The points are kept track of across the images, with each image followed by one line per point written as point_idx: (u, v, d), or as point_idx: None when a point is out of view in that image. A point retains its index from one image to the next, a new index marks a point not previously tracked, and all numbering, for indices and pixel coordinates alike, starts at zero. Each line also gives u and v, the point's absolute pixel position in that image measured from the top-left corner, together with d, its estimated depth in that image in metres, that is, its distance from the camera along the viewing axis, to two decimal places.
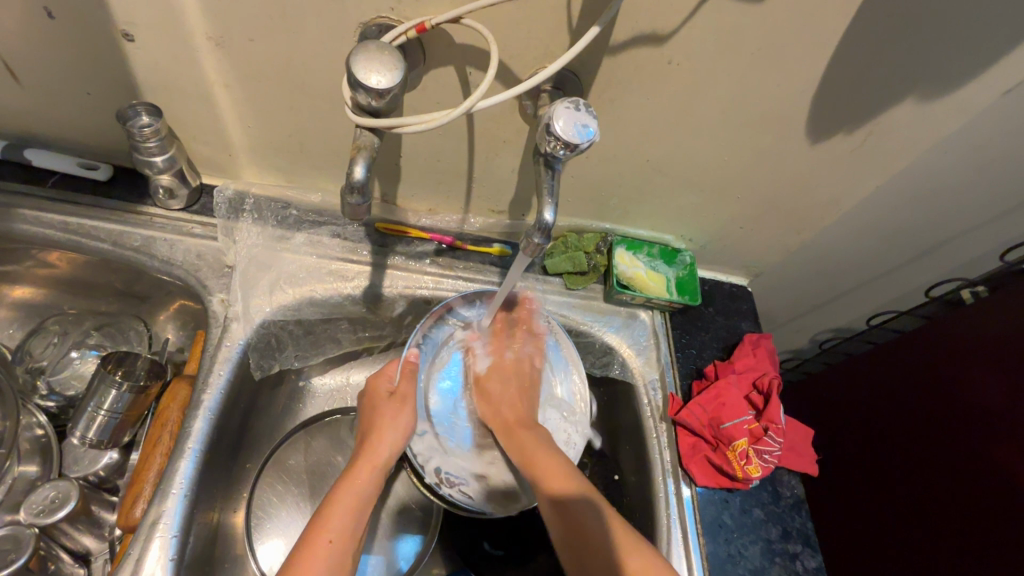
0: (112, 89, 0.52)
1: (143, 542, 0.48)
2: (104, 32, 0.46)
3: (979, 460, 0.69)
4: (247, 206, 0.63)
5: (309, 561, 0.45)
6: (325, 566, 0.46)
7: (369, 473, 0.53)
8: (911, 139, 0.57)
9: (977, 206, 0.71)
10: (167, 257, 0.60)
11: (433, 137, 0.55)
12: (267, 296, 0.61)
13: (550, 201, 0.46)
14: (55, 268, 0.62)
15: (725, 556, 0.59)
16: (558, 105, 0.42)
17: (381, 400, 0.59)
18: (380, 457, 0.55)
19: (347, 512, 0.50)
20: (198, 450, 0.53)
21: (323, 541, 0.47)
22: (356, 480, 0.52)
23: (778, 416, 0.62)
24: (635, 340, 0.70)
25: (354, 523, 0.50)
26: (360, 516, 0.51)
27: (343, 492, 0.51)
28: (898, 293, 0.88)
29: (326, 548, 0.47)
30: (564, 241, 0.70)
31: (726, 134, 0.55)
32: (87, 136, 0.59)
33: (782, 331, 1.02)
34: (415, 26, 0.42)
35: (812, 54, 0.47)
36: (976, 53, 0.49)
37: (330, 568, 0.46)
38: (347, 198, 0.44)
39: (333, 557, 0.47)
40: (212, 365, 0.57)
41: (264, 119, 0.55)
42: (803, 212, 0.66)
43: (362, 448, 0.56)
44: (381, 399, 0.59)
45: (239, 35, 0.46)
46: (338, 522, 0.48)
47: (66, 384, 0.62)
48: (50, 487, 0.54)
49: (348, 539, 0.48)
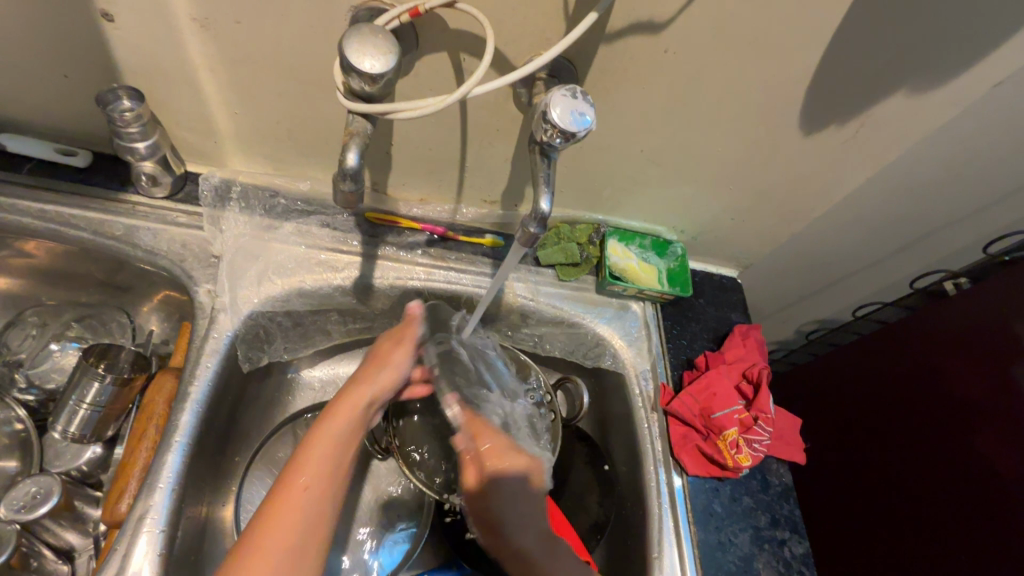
0: (92, 71, 0.50)
1: (130, 537, 0.47)
2: (83, 11, 0.45)
3: (959, 447, 0.71)
4: (233, 195, 0.62)
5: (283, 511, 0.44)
6: (301, 509, 0.45)
7: (351, 413, 0.52)
8: (900, 130, 0.57)
9: (961, 198, 0.73)
10: (151, 247, 0.59)
11: (426, 126, 0.54)
12: (254, 287, 0.60)
13: (546, 190, 0.45)
14: (33, 258, 0.60)
15: (716, 543, 0.60)
16: (555, 93, 0.41)
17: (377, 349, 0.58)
18: (363, 398, 0.53)
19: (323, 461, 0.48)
20: (185, 444, 0.52)
21: (300, 485, 0.46)
22: (337, 420, 0.51)
23: (767, 405, 0.62)
24: (626, 331, 0.70)
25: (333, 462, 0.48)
26: (342, 461, 0.49)
27: (319, 434, 0.50)
28: (883, 284, 0.90)
29: (300, 492, 0.46)
30: (557, 232, 0.69)
31: (721, 124, 0.55)
32: (65, 120, 0.57)
33: (770, 321, 1.03)
34: (409, 10, 0.41)
35: (807, 44, 0.47)
36: (966, 46, 0.49)
37: (311, 510, 0.45)
38: (338, 184, 0.43)
39: (310, 499, 0.46)
40: (200, 357, 0.55)
41: (251, 104, 0.53)
42: (794, 203, 0.67)
43: (344, 393, 0.53)
44: (377, 350, 0.58)
45: (226, 16, 0.45)
46: (322, 463, 0.47)
47: (44, 378, 0.60)
48: (30, 482, 0.52)
49: (325, 486, 0.47)
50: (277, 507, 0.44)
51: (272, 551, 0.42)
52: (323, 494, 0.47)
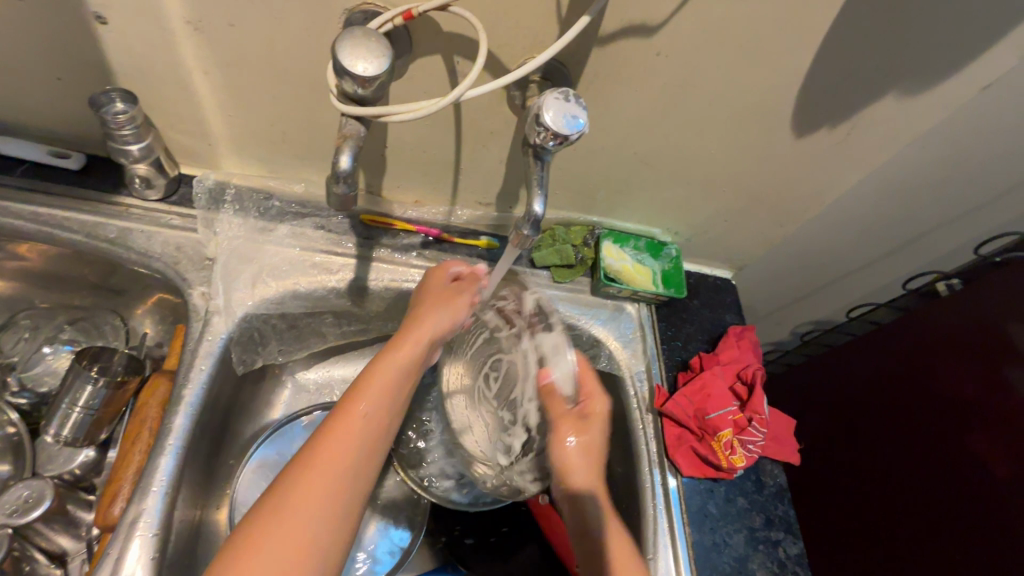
0: (85, 73, 0.50)
1: (122, 541, 0.47)
2: (76, 13, 0.45)
3: (953, 447, 0.71)
4: (227, 197, 0.62)
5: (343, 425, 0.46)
6: (358, 434, 0.46)
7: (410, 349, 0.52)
8: (891, 133, 0.58)
9: (953, 199, 0.73)
10: (145, 250, 0.58)
11: (420, 128, 0.54)
12: (249, 289, 0.60)
13: (539, 192, 0.46)
14: (25, 261, 0.60)
15: (711, 544, 0.60)
16: (548, 96, 0.41)
17: (434, 291, 0.58)
18: (423, 336, 0.54)
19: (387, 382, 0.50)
20: (179, 447, 0.52)
21: (357, 413, 0.47)
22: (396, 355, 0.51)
23: (761, 406, 0.63)
24: (621, 332, 0.71)
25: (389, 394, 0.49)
26: (397, 394, 0.50)
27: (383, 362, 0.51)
28: (877, 285, 0.90)
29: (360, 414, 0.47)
30: (552, 234, 0.69)
31: (714, 126, 0.56)
32: (57, 123, 0.57)
33: (765, 323, 1.04)
34: (402, 13, 0.41)
35: (798, 47, 0.48)
36: (955, 49, 0.50)
37: (367, 436, 0.46)
38: (332, 187, 0.43)
39: (368, 425, 0.47)
40: (193, 360, 0.55)
41: (245, 106, 0.53)
42: (787, 204, 0.67)
43: (404, 330, 0.54)
44: (437, 293, 0.58)
45: (219, 19, 0.45)
46: (379, 394, 0.48)
47: (38, 381, 0.60)
48: (23, 486, 0.52)
49: (385, 408, 0.48)
50: (338, 428, 0.46)
51: (327, 468, 0.43)
52: (379, 423, 0.48)
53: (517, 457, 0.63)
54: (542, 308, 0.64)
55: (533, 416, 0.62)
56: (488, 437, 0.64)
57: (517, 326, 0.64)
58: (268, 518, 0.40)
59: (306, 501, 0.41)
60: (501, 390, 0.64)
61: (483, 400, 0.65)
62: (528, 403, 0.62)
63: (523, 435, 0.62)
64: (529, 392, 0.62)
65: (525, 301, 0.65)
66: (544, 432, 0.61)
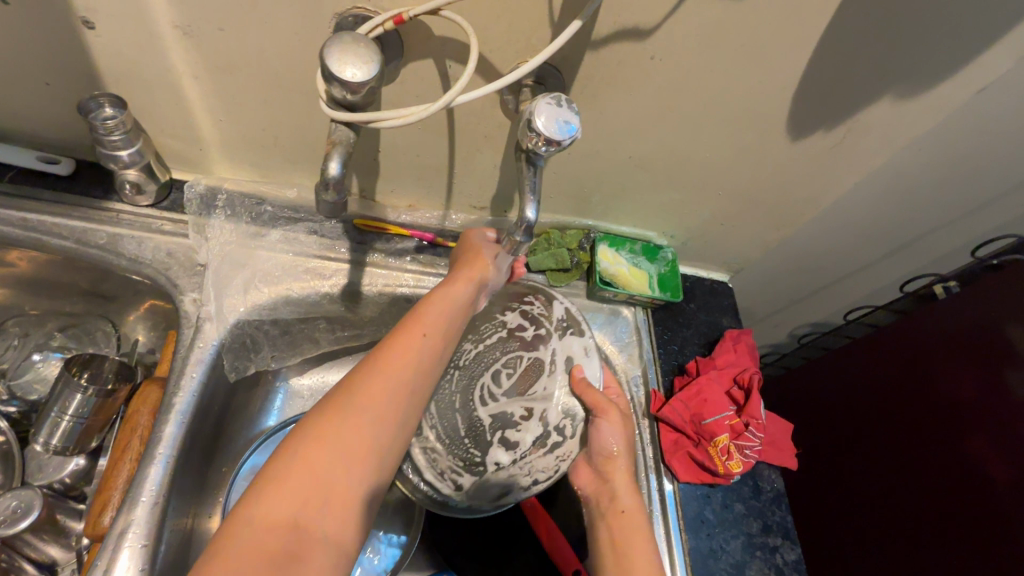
0: (73, 78, 0.50)
1: (112, 551, 0.47)
2: (63, 18, 0.44)
3: (951, 451, 0.71)
4: (219, 202, 0.61)
5: (400, 349, 0.43)
6: (418, 357, 0.44)
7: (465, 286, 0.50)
8: (886, 136, 0.58)
9: (950, 201, 0.73)
10: (136, 256, 0.58)
11: (413, 132, 0.54)
12: (241, 295, 0.59)
13: (532, 198, 0.45)
14: (14, 268, 0.59)
15: (707, 551, 0.60)
16: (539, 101, 0.41)
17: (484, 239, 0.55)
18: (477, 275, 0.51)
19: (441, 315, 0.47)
20: (169, 455, 0.51)
21: (417, 337, 0.44)
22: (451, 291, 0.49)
23: (758, 411, 0.63)
24: (617, 336, 0.70)
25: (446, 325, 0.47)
26: (453, 325, 0.48)
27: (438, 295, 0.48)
28: (874, 288, 0.90)
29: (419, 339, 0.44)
30: (547, 237, 0.69)
31: (709, 130, 0.55)
32: (46, 128, 0.56)
33: (762, 325, 1.03)
34: (393, 17, 0.41)
35: (792, 51, 0.47)
36: (950, 53, 0.49)
37: (426, 361, 0.44)
38: (322, 194, 0.43)
39: (424, 351, 0.44)
40: (184, 368, 0.55)
41: (237, 111, 0.53)
42: (783, 208, 0.67)
43: (460, 268, 0.51)
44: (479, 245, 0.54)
45: (208, 24, 0.44)
46: (436, 322, 0.46)
47: (27, 389, 0.60)
48: (12, 496, 0.52)
49: (439, 340, 0.46)
50: (397, 350, 0.43)
51: (389, 380, 0.42)
52: (437, 350, 0.46)
53: (520, 460, 0.53)
54: (572, 317, 0.58)
55: (550, 415, 0.53)
56: (483, 436, 0.53)
57: (543, 325, 0.56)
58: (330, 420, 0.39)
59: (368, 409, 0.40)
60: (516, 387, 0.53)
61: (487, 397, 0.54)
62: (547, 401, 0.53)
63: (535, 436, 0.53)
64: (549, 388, 0.53)
65: (554, 308, 0.58)
66: (573, 424, 0.54)
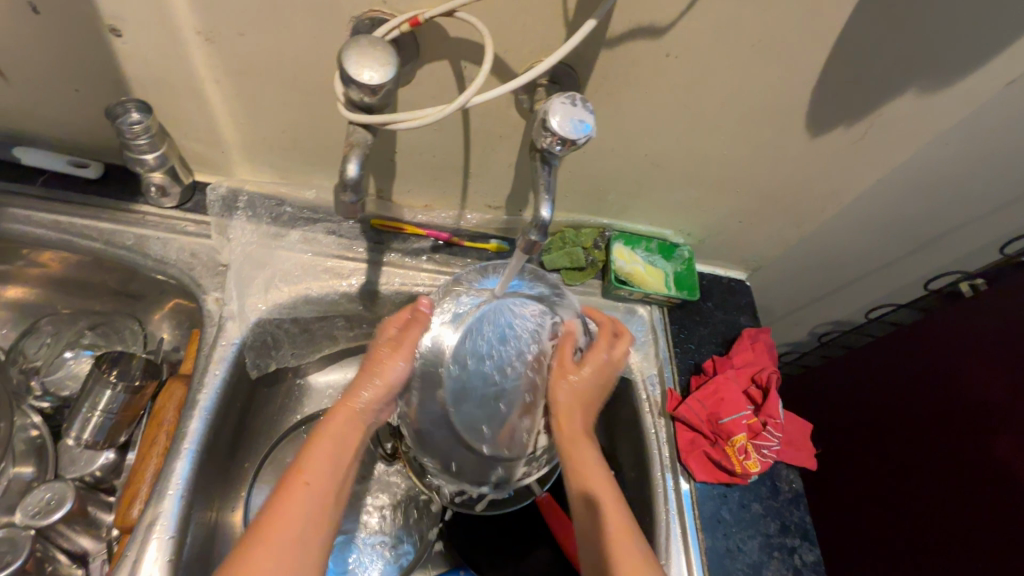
0: (102, 85, 0.51)
1: (140, 543, 0.48)
2: (92, 27, 0.46)
3: (976, 452, 0.69)
4: (240, 204, 0.63)
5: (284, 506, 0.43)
6: (301, 513, 0.44)
7: (347, 419, 0.50)
8: (909, 132, 0.57)
9: (976, 197, 0.71)
10: (161, 256, 0.60)
11: (430, 133, 0.55)
12: (262, 294, 0.61)
13: (547, 197, 0.45)
14: (47, 268, 0.62)
15: (724, 551, 0.59)
16: (554, 100, 0.41)
17: (381, 343, 0.54)
18: (357, 405, 0.51)
19: (326, 454, 0.47)
20: (194, 450, 0.53)
21: (297, 486, 0.45)
22: (333, 428, 0.49)
23: (777, 411, 0.62)
24: (633, 335, 0.70)
25: (330, 468, 0.47)
26: (339, 463, 0.48)
27: (323, 434, 0.48)
28: (897, 286, 0.88)
29: (301, 490, 0.45)
30: (562, 237, 0.69)
31: (726, 127, 0.55)
32: (76, 133, 0.58)
33: (781, 324, 1.02)
34: (409, 20, 0.41)
35: (810, 46, 0.47)
36: (975, 46, 0.48)
37: (309, 513, 0.44)
38: (341, 195, 0.44)
39: (309, 498, 0.45)
40: (208, 365, 0.56)
41: (258, 114, 0.54)
42: (802, 205, 0.66)
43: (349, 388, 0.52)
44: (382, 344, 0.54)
45: (229, 29, 0.45)
46: (311, 473, 0.46)
47: (60, 385, 0.62)
48: (44, 488, 0.54)
49: (327, 485, 0.46)
50: (277, 509, 0.43)
51: (270, 554, 0.41)
52: (322, 496, 0.45)
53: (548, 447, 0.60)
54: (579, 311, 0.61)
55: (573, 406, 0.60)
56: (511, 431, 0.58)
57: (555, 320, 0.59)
58: None
59: None
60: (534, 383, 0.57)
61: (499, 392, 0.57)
62: None
63: None
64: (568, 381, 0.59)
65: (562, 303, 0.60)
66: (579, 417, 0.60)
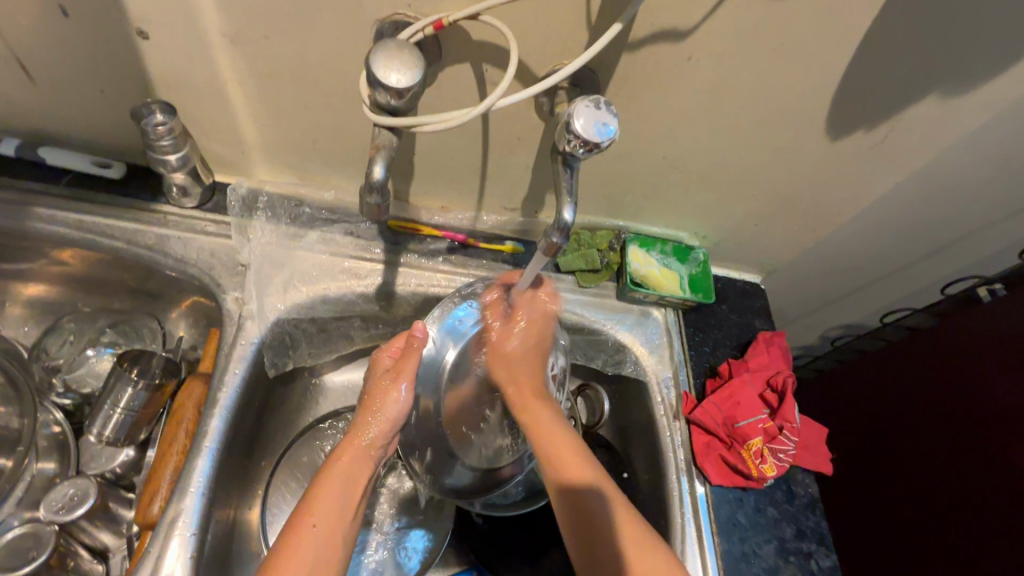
0: (127, 86, 0.52)
1: (163, 540, 0.49)
2: (120, 30, 0.46)
3: (994, 459, 0.69)
4: (260, 204, 0.63)
5: (292, 552, 0.44)
6: (310, 557, 0.45)
7: (356, 457, 0.52)
8: (931, 135, 0.56)
9: (995, 201, 0.71)
10: (181, 256, 0.60)
11: (449, 135, 0.55)
12: (280, 294, 0.61)
13: (569, 200, 0.46)
14: (67, 266, 0.63)
15: (740, 554, 0.59)
16: (578, 103, 0.41)
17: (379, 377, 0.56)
18: (363, 442, 0.53)
19: (330, 497, 0.49)
20: (215, 449, 0.53)
21: (306, 529, 0.46)
22: (341, 468, 0.51)
23: (792, 415, 0.61)
24: (647, 338, 0.70)
25: (337, 509, 0.49)
26: (347, 503, 0.50)
27: (330, 476, 0.50)
28: (913, 290, 0.88)
29: (308, 534, 0.46)
30: (576, 239, 0.69)
31: (746, 130, 0.54)
32: (99, 133, 0.59)
33: (794, 328, 1.02)
34: (433, 22, 0.42)
35: (833, 49, 0.47)
36: (1000, 50, 0.48)
37: (319, 555, 0.46)
38: (366, 197, 0.44)
39: (317, 541, 0.46)
40: (228, 364, 0.57)
41: (280, 116, 0.55)
42: (819, 209, 0.66)
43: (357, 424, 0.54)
44: (383, 377, 0.56)
45: (254, 31, 0.46)
46: (314, 517, 0.47)
47: (82, 382, 0.62)
48: (68, 484, 0.54)
49: (334, 524, 0.48)
50: (286, 553, 0.44)
51: None
52: (330, 539, 0.47)
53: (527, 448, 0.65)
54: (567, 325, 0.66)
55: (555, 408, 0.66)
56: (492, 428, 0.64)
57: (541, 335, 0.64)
58: None
59: None
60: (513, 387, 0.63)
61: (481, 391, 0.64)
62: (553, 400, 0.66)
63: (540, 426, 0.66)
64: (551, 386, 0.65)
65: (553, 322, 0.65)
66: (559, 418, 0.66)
